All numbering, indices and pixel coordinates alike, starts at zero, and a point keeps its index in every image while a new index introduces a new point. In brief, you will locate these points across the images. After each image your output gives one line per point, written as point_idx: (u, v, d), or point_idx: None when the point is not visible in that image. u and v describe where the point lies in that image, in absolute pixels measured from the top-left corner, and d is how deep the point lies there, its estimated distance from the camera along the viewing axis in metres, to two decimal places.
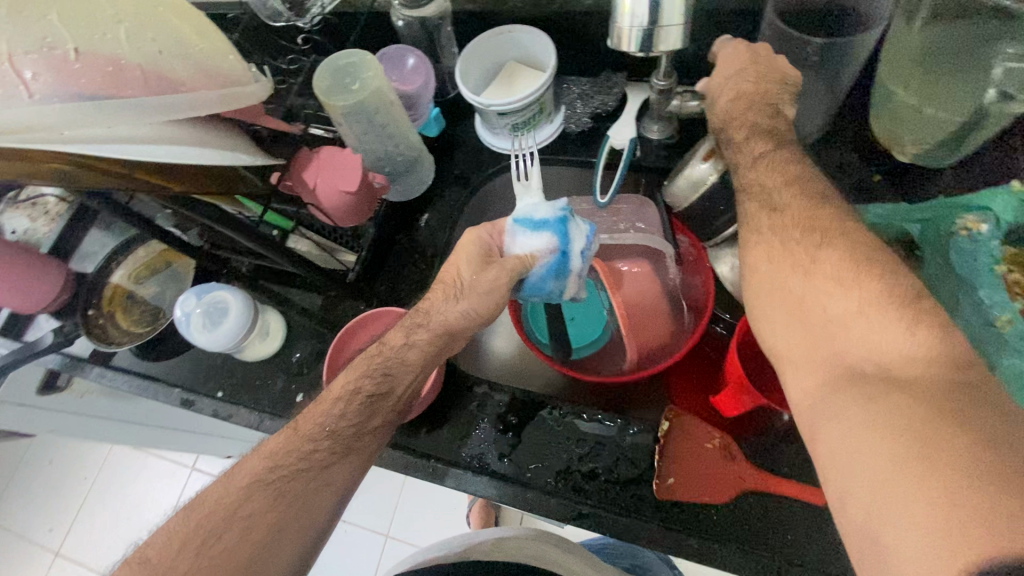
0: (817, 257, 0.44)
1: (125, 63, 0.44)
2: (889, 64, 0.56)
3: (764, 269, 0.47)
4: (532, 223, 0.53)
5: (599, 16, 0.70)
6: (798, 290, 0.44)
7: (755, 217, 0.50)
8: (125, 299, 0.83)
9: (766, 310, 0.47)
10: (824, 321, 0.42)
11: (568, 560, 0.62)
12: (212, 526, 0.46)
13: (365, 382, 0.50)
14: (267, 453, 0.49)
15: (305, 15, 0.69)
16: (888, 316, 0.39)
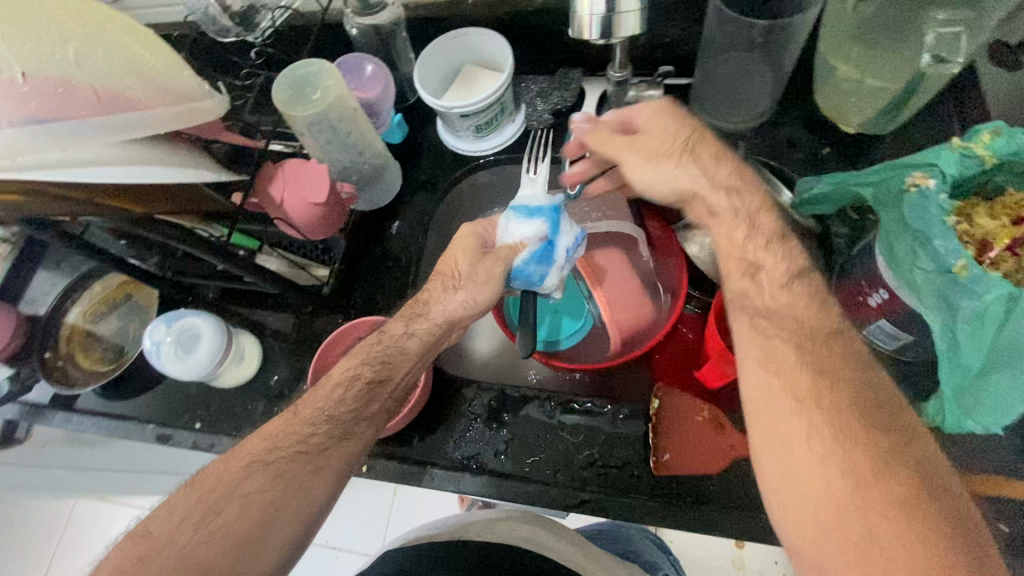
0: (875, 467, 0.38)
1: (76, 83, 0.41)
2: (827, 41, 0.60)
3: (794, 442, 0.41)
4: (527, 211, 0.54)
5: (550, 14, 0.72)
6: (839, 492, 0.38)
7: (788, 360, 0.43)
8: (85, 339, 0.79)
9: (785, 490, 0.41)
10: (811, 485, 0.40)
11: (561, 546, 0.56)
12: (211, 503, 0.45)
13: (366, 370, 0.50)
14: (266, 436, 0.48)
15: (255, 30, 0.69)
16: (863, 467, 0.39)
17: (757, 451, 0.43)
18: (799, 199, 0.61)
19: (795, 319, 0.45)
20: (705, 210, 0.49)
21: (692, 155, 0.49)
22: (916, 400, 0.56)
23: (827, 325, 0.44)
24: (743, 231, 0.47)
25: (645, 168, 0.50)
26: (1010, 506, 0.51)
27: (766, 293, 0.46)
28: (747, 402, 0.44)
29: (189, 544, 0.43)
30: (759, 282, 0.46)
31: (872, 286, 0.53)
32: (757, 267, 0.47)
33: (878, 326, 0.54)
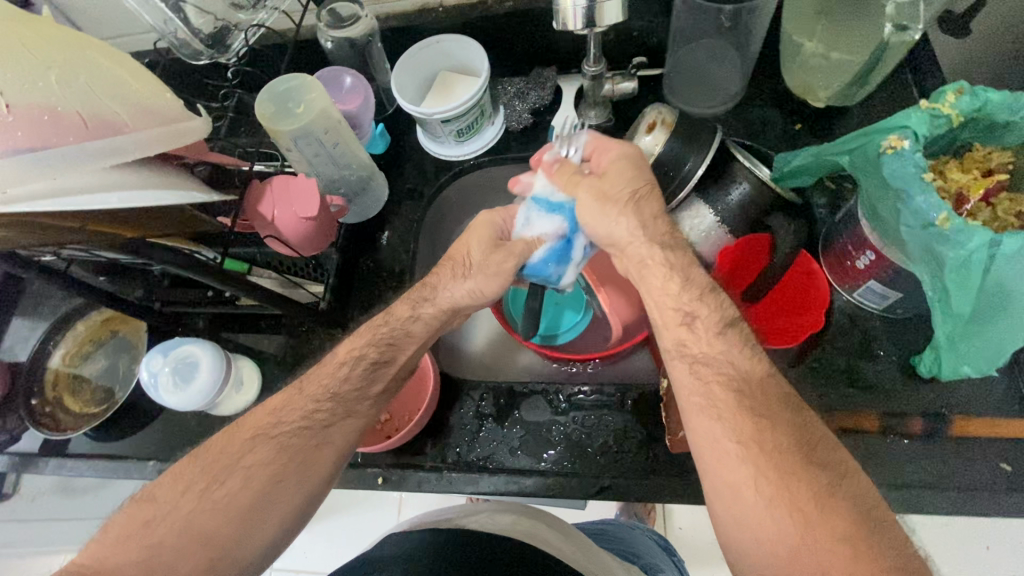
0: (819, 504, 0.37)
1: (62, 110, 0.41)
2: (792, 18, 0.63)
3: (741, 487, 0.39)
4: (547, 205, 0.54)
5: (521, 15, 0.73)
6: (788, 534, 0.37)
7: (730, 406, 0.41)
8: (71, 382, 0.76)
9: (739, 538, 0.39)
10: (732, 489, 0.39)
11: (557, 540, 0.51)
12: (215, 472, 0.44)
13: (372, 349, 0.51)
14: (271, 410, 0.48)
15: (228, 52, 0.67)
16: (785, 466, 0.38)
17: (708, 498, 0.41)
18: (778, 174, 0.63)
19: (731, 365, 0.43)
20: (635, 263, 0.48)
21: (635, 208, 0.49)
22: (910, 354, 0.58)
23: (760, 369, 0.43)
24: (678, 281, 0.46)
25: (595, 208, 0.50)
26: (1008, 443, 0.53)
27: (704, 341, 0.44)
28: (694, 451, 0.42)
29: (194, 513, 0.42)
30: (697, 331, 0.45)
31: (859, 249, 0.56)
32: (693, 316, 0.45)
33: (867, 287, 0.57)
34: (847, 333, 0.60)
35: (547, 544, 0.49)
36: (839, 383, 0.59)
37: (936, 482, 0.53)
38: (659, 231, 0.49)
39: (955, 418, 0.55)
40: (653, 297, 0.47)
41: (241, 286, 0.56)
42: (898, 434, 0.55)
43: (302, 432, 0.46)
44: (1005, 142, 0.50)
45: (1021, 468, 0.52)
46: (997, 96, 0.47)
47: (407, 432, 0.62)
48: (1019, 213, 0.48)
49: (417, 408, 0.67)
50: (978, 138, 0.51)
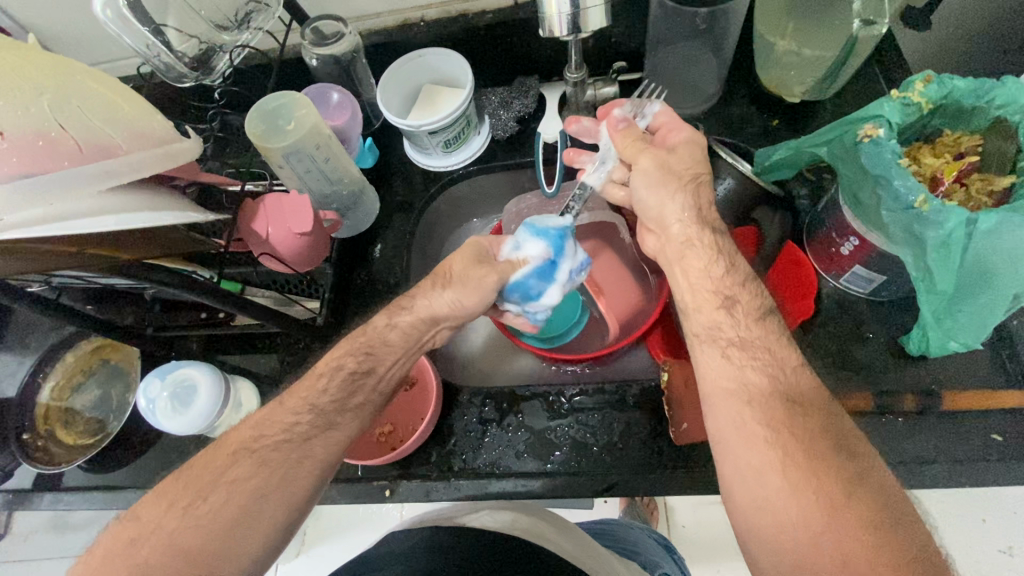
0: (847, 491, 0.37)
1: (56, 135, 0.41)
2: (764, 18, 0.66)
3: (768, 470, 0.39)
4: (534, 230, 0.57)
5: (502, 27, 0.75)
6: (814, 518, 0.37)
7: (763, 389, 0.42)
8: (63, 414, 0.74)
9: (759, 522, 0.39)
10: (756, 470, 0.40)
11: (561, 540, 0.50)
12: (197, 489, 0.43)
13: (349, 360, 0.50)
14: (253, 424, 0.47)
15: (212, 74, 0.67)
16: (816, 452, 0.39)
17: (729, 482, 0.41)
18: (761, 167, 0.65)
19: (768, 352, 0.44)
20: (677, 244, 0.51)
21: (695, 189, 0.51)
22: (898, 334, 0.60)
23: (795, 358, 0.44)
24: (722, 266, 0.48)
25: (655, 173, 0.52)
26: (997, 415, 0.55)
27: (741, 325, 0.46)
28: (719, 434, 0.43)
29: (177, 530, 0.42)
30: (735, 315, 0.46)
31: (842, 236, 0.57)
32: (733, 300, 0.47)
33: (853, 272, 0.59)
34: (836, 318, 0.62)
35: (548, 543, 0.48)
36: (833, 366, 0.60)
37: (932, 456, 0.54)
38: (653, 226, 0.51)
39: (946, 393, 0.57)
40: (693, 279, 0.49)
41: (239, 304, 0.56)
42: (894, 413, 0.56)
43: (303, 441, 0.46)
44: (973, 125, 0.53)
45: (1012, 437, 0.54)
46: (962, 82, 0.50)
47: (412, 443, 0.62)
48: (990, 191, 0.50)
49: (420, 419, 0.67)
50: (947, 124, 0.54)
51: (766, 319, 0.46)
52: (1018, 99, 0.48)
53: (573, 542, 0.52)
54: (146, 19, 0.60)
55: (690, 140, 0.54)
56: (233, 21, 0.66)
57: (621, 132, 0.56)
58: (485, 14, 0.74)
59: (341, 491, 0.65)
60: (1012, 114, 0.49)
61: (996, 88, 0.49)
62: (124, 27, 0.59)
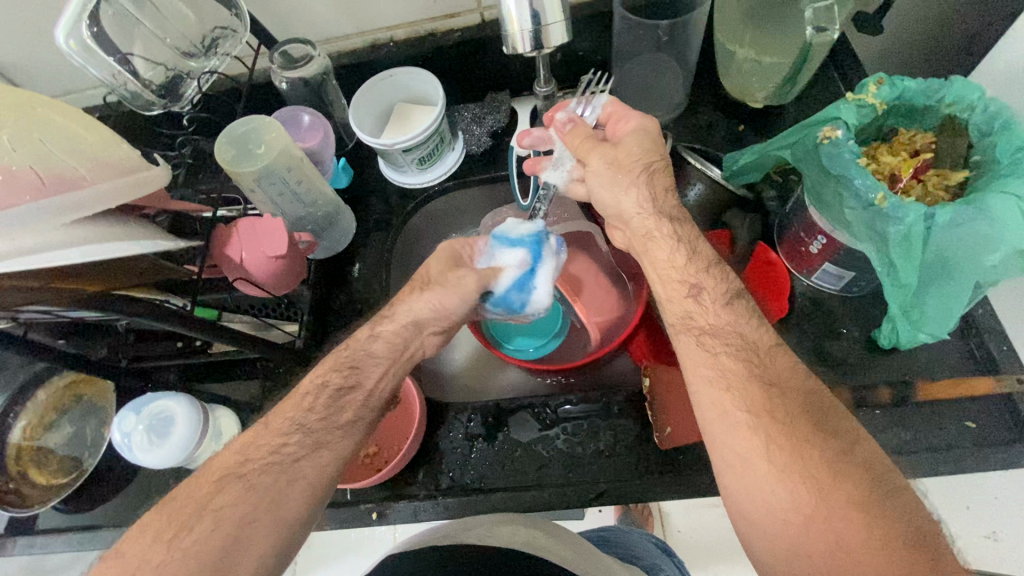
0: (832, 470, 0.38)
1: (16, 168, 0.41)
2: (723, 29, 0.68)
3: (753, 457, 0.40)
4: (510, 240, 0.57)
5: (469, 45, 0.76)
6: (803, 500, 0.37)
7: (741, 375, 0.42)
8: (35, 455, 0.71)
9: (748, 505, 0.39)
10: (743, 455, 0.40)
11: (559, 548, 0.50)
12: (182, 519, 0.41)
13: (332, 375, 0.49)
14: (236, 449, 0.46)
15: (180, 100, 0.66)
16: (800, 428, 0.40)
17: (720, 472, 0.42)
18: (730, 172, 0.66)
19: (741, 335, 0.45)
20: (643, 234, 0.51)
21: (649, 180, 0.52)
22: (870, 328, 0.62)
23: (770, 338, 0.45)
24: (687, 253, 0.49)
25: (607, 173, 0.53)
26: (970, 404, 0.56)
27: (711, 313, 0.46)
28: (703, 422, 0.43)
29: (163, 563, 0.39)
30: (705, 302, 0.47)
31: (810, 235, 0.59)
32: (700, 288, 0.47)
33: (824, 269, 0.60)
34: (812, 315, 0.63)
35: (548, 554, 0.47)
36: (810, 363, 0.61)
37: (912, 446, 0.55)
38: (640, 220, 0.51)
39: (919, 384, 0.58)
40: (663, 272, 0.50)
41: (214, 330, 0.55)
42: (868, 406, 0.57)
43: (280, 468, 0.44)
44: (926, 123, 0.55)
45: (985, 424, 0.55)
46: (912, 83, 0.53)
47: (398, 462, 0.61)
48: (946, 186, 0.51)
49: (405, 438, 0.66)
50: (901, 123, 0.56)
51: (734, 297, 0.47)
52: (965, 97, 0.51)
53: (572, 550, 0.50)
54: (111, 49, 0.59)
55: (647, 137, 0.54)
56: (199, 47, 0.66)
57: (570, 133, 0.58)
58: (454, 33, 0.75)
59: (328, 516, 0.64)
60: (962, 111, 0.51)
61: (944, 88, 0.52)
62: (89, 58, 0.58)
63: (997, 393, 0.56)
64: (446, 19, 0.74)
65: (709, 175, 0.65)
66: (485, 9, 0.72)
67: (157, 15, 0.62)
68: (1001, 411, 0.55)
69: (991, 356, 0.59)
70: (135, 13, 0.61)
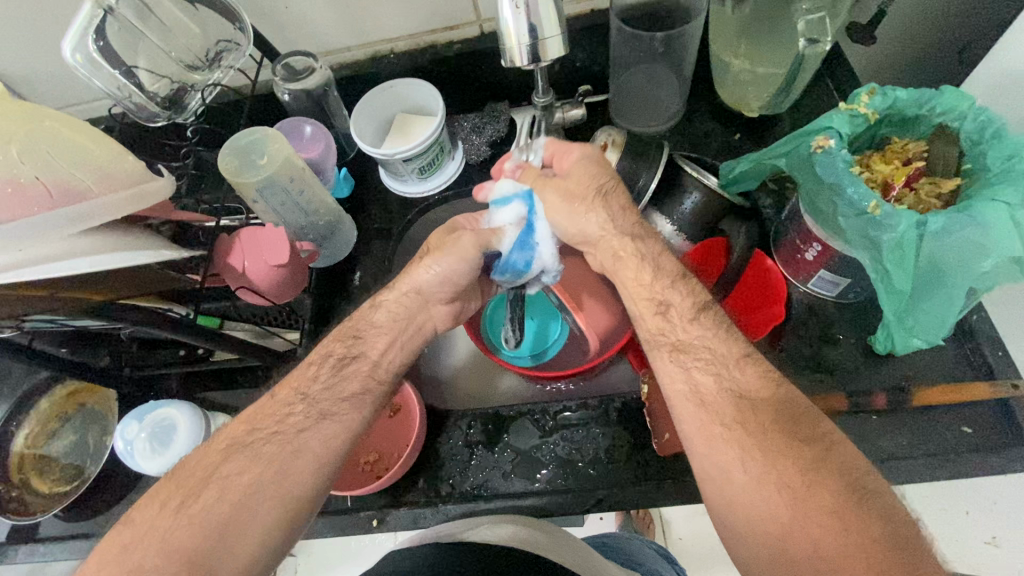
0: (806, 478, 0.38)
1: (25, 180, 0.42)
2: (719, 40, 0.69)
3: (729, 468, 0.40)
4: (504, 198, 0.56)
5: (469, 57, 0.77)
6: (780, 509, 0.38)
7: (710, 390, 0.43)
8: (38, 462, 0.72)
9: (732, 517, 0.40)
10: (719, 468, 0.41)
11: (556, 547, 0.50)
12: (190, 485, 0.42)
13: (337, 346, 0.51)
14: (245, 417, 0.47)
15: (185, 112, 0.68)
16: (772, 439, 0.40)
17: (702, 484, 0.42)
18: (726, 180, 0.67)
19: (710, 350, 0.45)
20: (611, 255, 0.51)
21: (603, 203, 0.53)
22: (866, 334, 0.62)
23: None
24: (650, 271, 0.50)
25: (563, 208, 0.53)
26: (965, 409, 0.57)
27: (682, 327, 0.46)
28: (683, 435, 0.43)
29: (170, 529, 0.40)
30: (670, 321, 0.47)
31: (806, 243, 0.60)
32: (666, 306, 0.48)
33: (819, 276, 0.61)
34: (808, 322, 0.64)
35: (543, 551, 0.48)
36: (807, 368, 0.62)
37: (907, 451, 0.56)
38: (609, 237, 0.51)
39: (914, 389, 0.58)
40: (630, 289, 0.50)
41: (217, 338, 0.56)
42: (865, 412, 0.58)
43: None
44: (918, 132, 0.56)
45: (980, 429, 0.55)
46: (903, 94, 0.54)
47: (398, 469, 0.61)
48: (939, 194, 0.52)
49: (405, 445, 0.67)
50: (895, 132, 0.57)
51: (701, 312, 0.47)
52: (956, 107, 0.52)
53: (567, 550, 0.51)
54: (116, 61, 0.61)
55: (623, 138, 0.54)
56: (204, 61, 0.67)
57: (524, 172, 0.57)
58: (453, 45, 0.76)
59: (327, 523, 0.64)
60: (953, 120, 0.52)
61: (935, 97, 0.53)
62: (95, 71, 0.60)
63: (992, 398, 0.56)
64: (446, 31, 0.75)
65: (705, 184, 0.63)
66: (484, 22, 0.73)
67: (162, 28, 0.64)
68: (996, 416, 0.56)
69: (987, 361, 0.59)
70: (140, 26, 0.62)
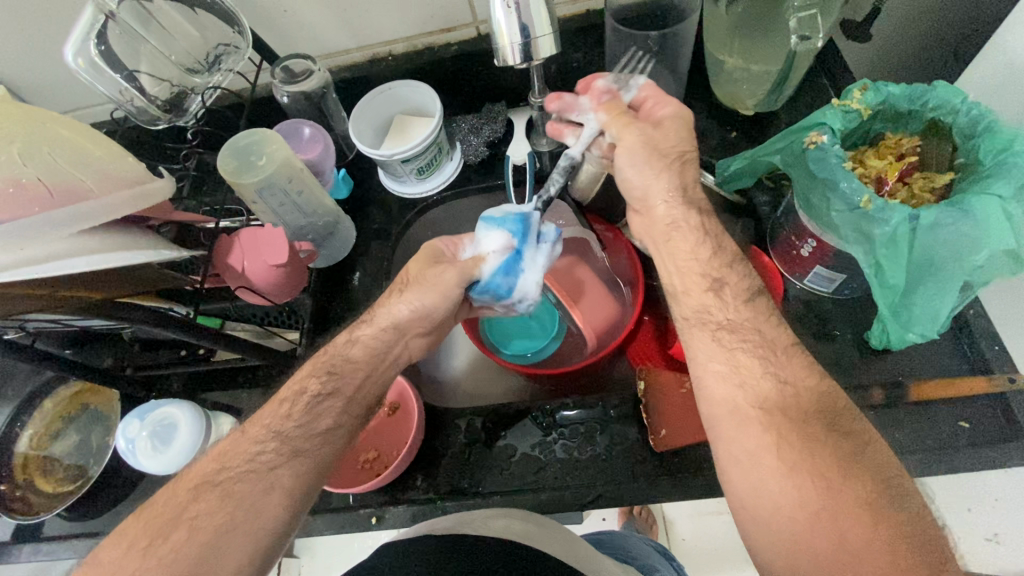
0: (842, 471, 0.38)
1: (26, 181, 0.43)
2: (713, 39, 0.69)
3: (763, 453, 0.40)
4: (495, 222, 0.57)
5: (467, 57, 0.77)
6: (810, 498, 0.38)
7: (754, 371, 0.42)
8: (42, 462, 0.73)
9: (756, 501, 0.39)
10: (749, 452, 0.40)
11: (551, 540, 0.51)
12: (156, 530, 0.42)
13: (312, 382, 0.50)
14: (216, 456, 0.47)
15: (185, 114, 0.68)
16: (810, 428, 0.40)
17: (724, 464, 0.42)
18: (722, 178, 0.67)
19: (760, 332, 0.44)
20: (661, 226, 0.49)
21: (680, 168, 0.49)
22: (863, 329, 0.62)
23: (786, 337, 0.44)
24: (709, 249, 0.48)
25: (640, 153, 0.50)
26: (964, 405, 0.56)
27: (730, 308, 0.45)
28: (710, 415, 0.43)
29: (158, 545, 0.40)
30: (724, 298, 0.46)
31: (801, 238, 0.60)
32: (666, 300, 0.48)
33: (815, 272, 0.61)
34: (805, 318, 0.64)
35: (536, 542, 0.48)
36: None
37: (905, 446, 0.56)
38: None
39: (912, 384, 0.58)
40: (681, 261, 0.48)
41: (216, 336, 0.56)
42: (862, 407, 0.58)
43: (279, 479, 0.44)
44: (911, 128, 0.56)
45: (978, 425, 0.56)
46: (896, 89, 0.54)
47: (397, 466, 0.61)
48: (932, 188, 0.53)
49: (404, 442, 0.67)
50: (888, 127, 0.57)
51: (754, 294, 0.46)
52: (948, 102, 0.52)
53: (566, 547, 0.51)
54: (117, 66, 0.61)
55: (670, 113, 0.51)
56: (204, 64, 0.68)
57: (603, 107, 0.55)
58: (450, 46, 0.77)
59: (328, 521, 0.65)
60: (946, 115, 0.53)
61: (928, 92, 0.53)
62: (97, 75, 0.60)
63: (988, 393, 0.56)
64: (443, 33, 0.75)
65: None
66: (481, 23, 0.74)
67: (164, 33, 0.65)
68: (994, 412, 0.56)
69: (984, 356, 0.59)
70: (141, 32, 0.63)
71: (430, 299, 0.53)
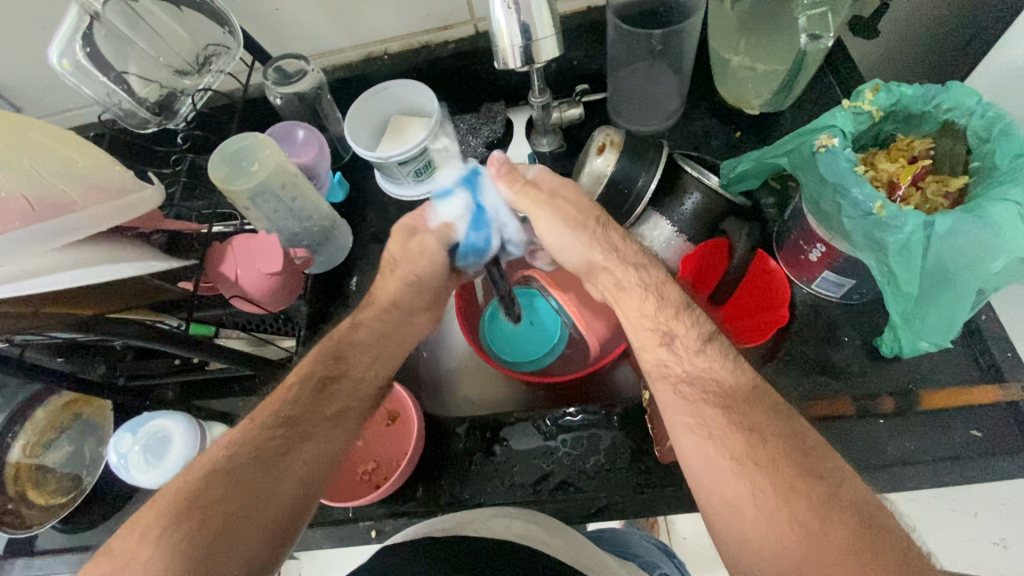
0: (821, 515, 0.36)
1: (7, 195, 0.41)
2: (717, 37, 0.67)
3: (741, 505, 0.38)
4: (444, 191, 0.57)
5: (465, 56, 0.75)
6: (793, 549, 0.35)
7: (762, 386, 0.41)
8: (35, 474, 0.70)
9: (745, 556, 0.38)
10: (726, 507, 0.39)
11: (556, 541, 0.49)
12: (167, 517, 0.39)
13: (317, 366, 0.49)
14: (228, 441, 0.44)
15: (176, 117, 0.66)
16: (782, 471, 0.38)
17: (716, 508, 0.40)
18: (727, 180, 0.66)
19: (713, 381, 0.43)
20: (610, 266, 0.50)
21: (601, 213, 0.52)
22: (872, 334, 0.61)
23: (744, 381, 0.43)
24: (653, 303, 0.48)
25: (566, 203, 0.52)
26: (975, 412, 0.55)
27: (684, 359, 0.45)
28: (689, 470, 0.41)
29: (151, 562, 0.37)
30: (675, 350, 0.45)
31: (810, 243, 0.58)
32: (671, 337, 0.46)
33: (823, 277, 0.60)
34: (812, 323, 0.63)
35: (540, 544, 0.47)
36: (811, 372, 0.60)
37: (917, 456, 0.54)
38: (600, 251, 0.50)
39: (922, 392, 0.57)
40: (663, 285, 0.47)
41: (211, 348, 0.55)
42: (874, 416, 0.56)
43: (279, 492, 0.42)
44: (923, 129, 0.55)
45: (990, 432, 0.54)
46: (908, 89, 0.52)
47: (396, 478, 0.60)
48: (945, 192, 0.51)
49: (404, 453, 0.66)
50: (899, 129, 0.56)
51: (707, 342, 0.46)
52: (962, 102, 0.51)
53: (567, 544, 0.50)
54: (105, 67, 0.59)
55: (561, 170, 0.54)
56: (193, 65, 0.67)
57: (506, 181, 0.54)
58: (448, 44, 0.75)
59: (326, 535, 0.63)
60: (959, 116, 0.51)
61: (940, 94, 0.52)
62: (84, 78, 0.58)
63: (1001, 399, 0.55)
64: (441, 31, 0.73)
65: (705, 183, 0.62)
66: (479, 21, 0.72)
67: (153, 34, 0.63)
68: (1007, 418, 0.55)
69: (996, 362, 0.58)
70: (129, 33, 0.61)
71: (429, 287, 0.56)
